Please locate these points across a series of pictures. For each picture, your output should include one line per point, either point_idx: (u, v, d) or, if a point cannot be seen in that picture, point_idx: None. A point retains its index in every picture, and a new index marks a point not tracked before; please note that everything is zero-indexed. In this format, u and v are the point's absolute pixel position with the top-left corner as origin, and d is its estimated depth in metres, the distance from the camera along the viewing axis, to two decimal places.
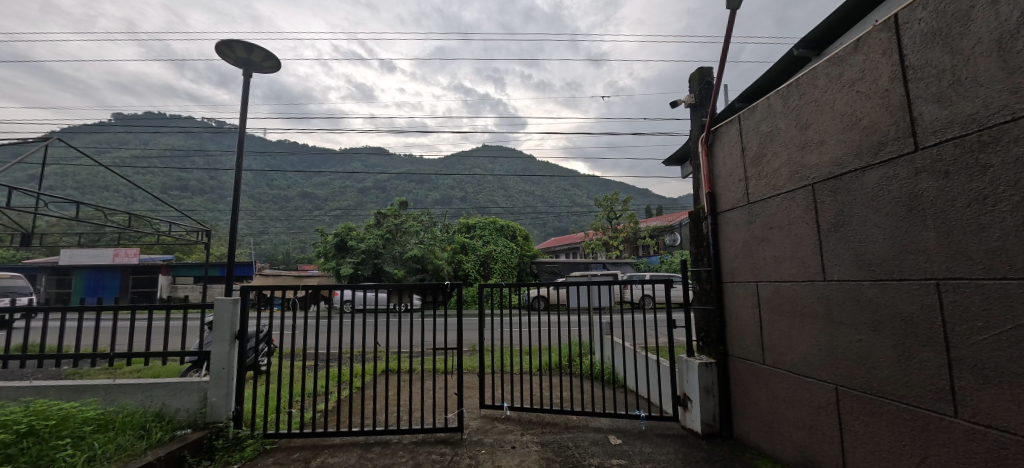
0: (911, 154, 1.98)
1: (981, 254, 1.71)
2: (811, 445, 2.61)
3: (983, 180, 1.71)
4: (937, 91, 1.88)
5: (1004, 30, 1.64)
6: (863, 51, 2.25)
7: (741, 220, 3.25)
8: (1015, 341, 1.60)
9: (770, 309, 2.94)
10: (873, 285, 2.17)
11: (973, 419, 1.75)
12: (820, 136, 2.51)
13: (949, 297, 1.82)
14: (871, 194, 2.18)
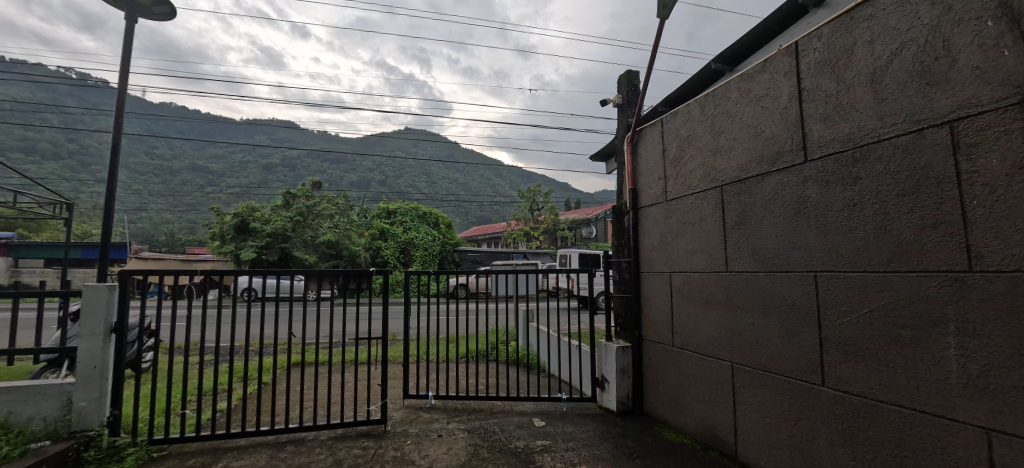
0: (801, 164, 2.31)
1: (848, 250, 2.06)
2: (709, 416, 2.96)
3: (853, 189, 2.05)
4: (824, 112, 2.20)
5: (876, 66, 1.98)
6: (769, 71, 2.55)
7: (659, 215, 3.53)
8: (869, 322, 1.97)
9: (680, 296, 3.26)
10: (766, 275, 2.51)
11: (834, 386, 2.13)
12: (730, 144, 2.80)
13: (823, 286, 2.18)
14: (769, 197, 2.50)
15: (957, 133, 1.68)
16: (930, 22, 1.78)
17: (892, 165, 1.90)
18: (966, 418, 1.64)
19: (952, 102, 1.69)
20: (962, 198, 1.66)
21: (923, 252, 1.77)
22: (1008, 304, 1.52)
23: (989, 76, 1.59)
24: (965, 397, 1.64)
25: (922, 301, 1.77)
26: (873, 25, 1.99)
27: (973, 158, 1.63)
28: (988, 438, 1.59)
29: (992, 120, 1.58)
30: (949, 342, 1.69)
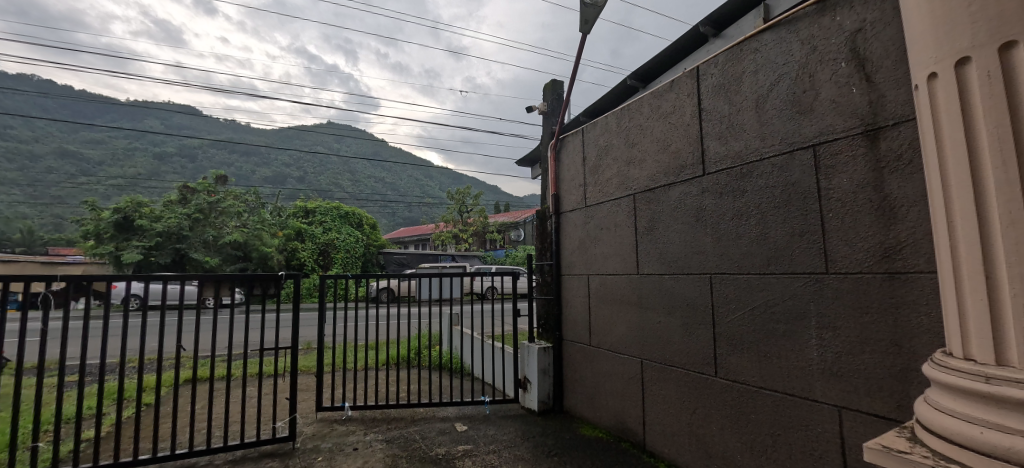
0: (700, 177, 2.56)
1: (736, 255, 2.32)
2: (622, 410, 3.15)
3: (741, 200, 2.31)
4: (719, 131, 2.46)
5: (760, 93, 2.25)
6: (676, 90, 2.79)
7: (579, 220, 3.69)
8: (752, 318, 2.23)
9: (597, 297, 3.43)
10: (671, 277, 2.73)
11: (724, 377, 2.38)
12: (642, 155, 3.02)
13: (717, 286, 2.42)
14: (673, 206, 2.73)
15: (819, 155, 1.96)
16: (801, 59, 2.07)
17: (770, 180, 2.17)
18: (824, 399, 1.91)
19: (816, 128, 1.98)
20: (822, 210, 1.94)
21: (793, 256, 2.05)
22: (854, 300, 1.81)
23: (842, 109, 1.88)
24: (823, 381, 1.92)
25: (792, 299, 2.04)
26: (759, 57, 2.27)
27: (830, 176, 1.92)
28: (839, 415, 1.86)
29: (844, 145, 1.87)
30: (811, 334, 1.97)
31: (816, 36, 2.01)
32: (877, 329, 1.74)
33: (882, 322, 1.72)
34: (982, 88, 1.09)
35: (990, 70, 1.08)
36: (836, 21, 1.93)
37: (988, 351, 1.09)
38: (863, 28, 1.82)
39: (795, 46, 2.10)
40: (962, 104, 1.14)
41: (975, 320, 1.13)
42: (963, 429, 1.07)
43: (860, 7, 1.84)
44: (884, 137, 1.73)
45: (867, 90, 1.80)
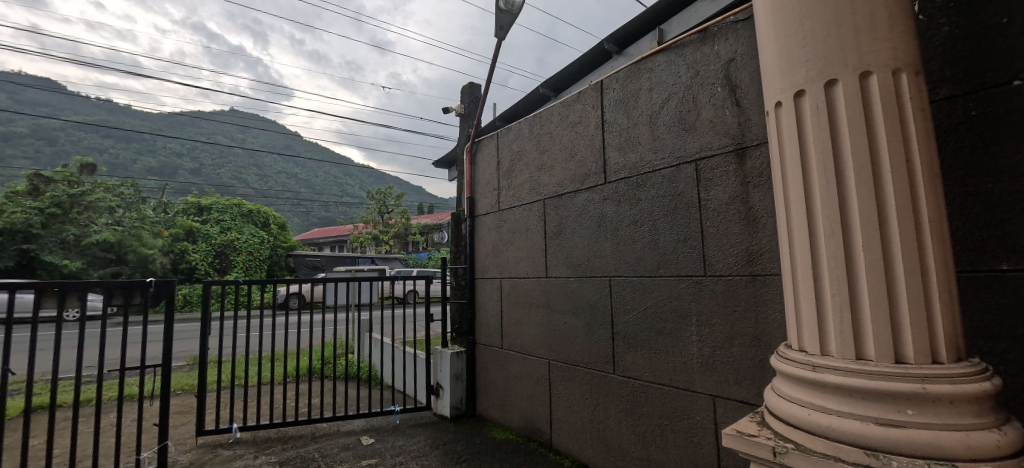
0: (602, 185, 2.70)
1: (631, 259, 2.49)
2: (531, 410, 3.21)
3: (636, 208, 2.48)
4: (619, 142, 2.62)
5: (654, 109, 2.44)
6: (583, 101, 2.91)
7: (493, 224, 3.71)
8: (644, 318, 2.39)
9: (508, 300, 3.47)
10: (575, 280, 2.84)
11: (621, 373, 2.53)
12: (552, 161, 3.11)
13: (615, 288, 2.57)
14: (579, 211, 2.85)
15: (699, 169, 2.17)
16: (687, 81, 2.27)
17: (661, 190, 2.35)
18: (702, 389, 2.11)
19: (697, 145, 2.19)
20: (702, 219, 2.15)
21: (678, 260, 2.24)
22: (725, 300, 2.02)
23: (718, 128, 2.10)
24: (702, 373, 2.11)
25: (678, 299, 2.23)
26: (653, 76, 2.46)
27: (708, 188, 2.13)
28: (714, 403, 2.06)
29: (719, 161, 2.09)
30: (692, 331, 2.16)
31: (699, 61, 2.22)
32: (742, 326, 1.96)
33: (746, 319, 1.94)
34: (813, 117, 1.27)
35: (819, 103, 1.25)
36: (715, 49, 2.15)
37: (814, 345, 1.27)
38: (734, 58, 2.05)
39: (682, 69, 2.30)
40: (799, 130, 1.31)
41: (806, 318, 1.30)
42: (797, 412, 1.24)
43: (732, 39, 2.07)
44: (749, 155, 1.96)
45: (737, 113, 2.03)
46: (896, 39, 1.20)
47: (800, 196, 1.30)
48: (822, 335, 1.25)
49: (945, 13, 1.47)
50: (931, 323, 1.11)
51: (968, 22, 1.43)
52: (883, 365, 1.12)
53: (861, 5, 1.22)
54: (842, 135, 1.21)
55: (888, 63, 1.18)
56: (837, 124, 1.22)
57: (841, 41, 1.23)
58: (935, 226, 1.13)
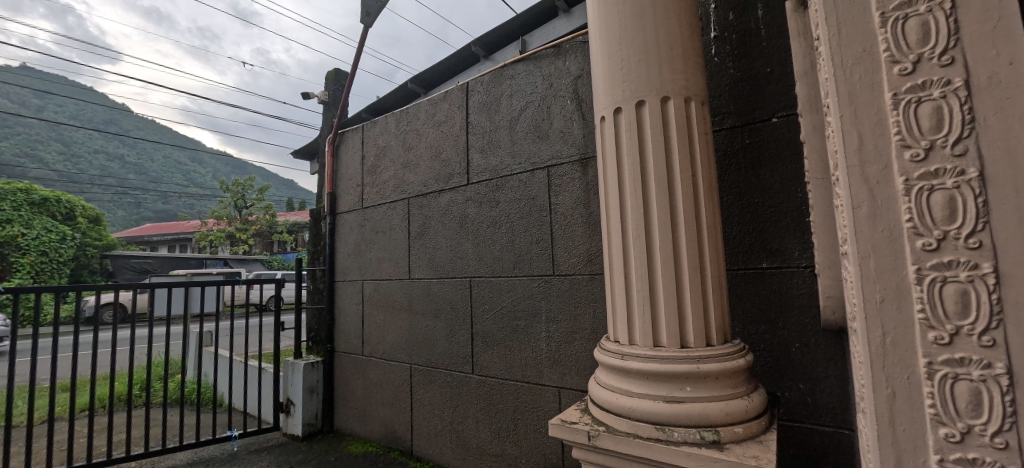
0: (464, 186, 2.71)
1: (490, 260, 2.54)
2: (391, 418, 3.06)
3: (495, 210, 2.54)
4: (481, 144, 2.66)
5: (513, 115, 2.52)
6: (449, 100, 2.88)
7: (355, 223, 3.46)
8: (500, 317, 2.47)
9: (370, 304, 3.27)
10: (438, 281, 2.80)
11: (479, 373, 2.56)
12: (417, 160, 3.02)
13: (475, 289, 2.60)
14: (442, 212, 2.82)
15: (551, 176, 2.31)
16: (542, 91, 2.40)
17: (517, 193, 2.44)
18: (549, 382, 2.24)
19: (550, 152, 2.33)
20: (551, 222, 2.28)
21: (530, 261, 2.35)
22: (569, 297, 2.18)
23: (567, 138, 2.26)
24: (549, 367, 2.25)
25: (530, 298, 2.34)
26: (513, 83, 2.54)
27: (557, 193, 2.27)
28: (558, 394, 2.20)
29: (566, 169, 2.25)
30: (542, 328, 2.28)
31: (552, 74, 2.36)
32: (582, 321, 2.13)
33: (585, 314, 2.12)
34: (627, 132, 1.42)
35: (631, 120, 1.41)
36: (565, 65, 2.31)
37: (624, 336, 1.41)
38: (581, 75, 2.24)
39: (538, 80, 2.42)
40: (616, 142, 1.45)
41: (619, 312, 1.44)
42: (608, 397, 1.38)
43: (580, 57, 2.25)
44: (590, 166, 2.16)
45: (582, 125, 2.20)
46: (689, 73, 1.41)
47: (616, 202, 1.44)
48: (630, 327, 1.40)
49: (729, 57, 1.80)
50: (706, 312, 1.34)
51: (744, 68, 1.76)
52: (671, 350, 1.30)
53: (664, 40, 1.41)
54: (647, 150, 1.38)
55: (682, 92, 1.39)
56: (643, 140, 1.39)
57: (648, 69, 1.41)
58: (710, 231, 1.37)
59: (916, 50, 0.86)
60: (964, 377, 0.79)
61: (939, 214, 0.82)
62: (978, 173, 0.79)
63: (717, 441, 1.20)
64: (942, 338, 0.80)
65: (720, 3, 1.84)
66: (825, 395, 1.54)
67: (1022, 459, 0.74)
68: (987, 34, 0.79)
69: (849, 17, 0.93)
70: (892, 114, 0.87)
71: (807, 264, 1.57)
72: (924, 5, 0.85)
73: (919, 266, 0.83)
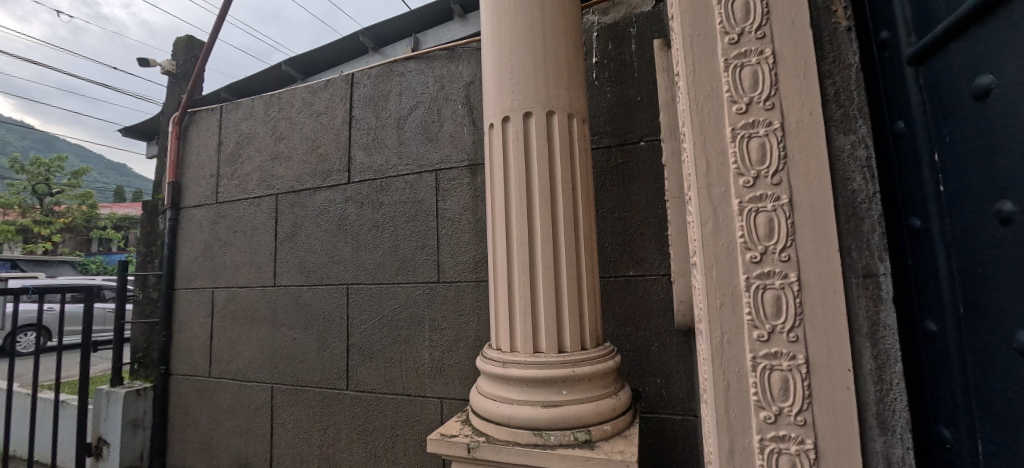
0: (345, 185, 2.49)
1: (371, 266, 2.36)
2: (245, 449, 2.63)
3: (378, 212, 2.38)
4: (366, 141, 2.47)
5: (401, 113, 2.40)
6: (329, 90, 2.62)
7: (205, 219, 2.93)
8: (380, 327, 2.31)
9: (222, 316, 2.79)
10: (309, 289, 2.51)
11: (355, 389, 2.35)
12: (290, 153, 2.69)
13: (353, 297, 2.40)
14: (317, 212, 2.54)
15: (439, 179, 2.25)
16: (433, 93, 2.33)
17: (403, 196, 2.32)
18: (431, 393, 2.16)
19: (438, 155, 2.27)
20: (438, 227, 2.22)
21: (415, 267, 2.25)
22: (454, 305, 2.14)
23: (457, 143, 2.23)
24: (431, 378, 2.16)
25: (413, 306, 2.24)
26: (403, 81, 2.42)
27: (445, 198, 2.22)
28: (441, 405, 2.13)
29: (455, 174, 2.21)
30: (425, 337, 2.19)
31: (444, 76, 2.31)
32: (467, 328, 2.10)
33: (470, 321, 2.10)
34: (514, 142, 1.44)
35: (519, 130, 1.44)
36: (458, 69, 2.28)
37: (506, 343, 1.42)
38: (473, 81, 2.23)
39: (430, 81, 2.34)
40: (503, 150, 1.46)
41: (501, 319, 1.44)
42: (489, 405, 1.38)
43: (473, 64, 2.25)
44: (479, 173, 2.16)
45: (473, 131, 2.20)
46: (572, 90, 1.49)
47: (501, 209, 1.45)
48: (512, 334, 1.41)
49: (607, 82, 1.96)
50: (581, 317, 1.41)
51: (619, 94, 1.94)
52: (550, 356, 1.35)
53: (550, 57, 1.47)
54: (532, 160, 1.42)
55: (565, 108, 1.45)
56: (529, 151, 1.43)
57: (535, 83, 1.45)
58: (587, 241, 1.45)
59: (748, 93, 1.01)
60: (776, 368, 0.94)
61: (761, 232, 0.98)
62: (788, 199, 0.96)
63: (589, 440, 1.27)
64: (763, 335, 0.96)
65: (601, 32, 2.00)
66: (676, 388, 1.75)
67: (814, 431, 0.91)
68: (796, 87, 0.97)
69: (700, 59, 1.06)
70: (731, 145, 1.02)
71: (664, 272, 1.79)
72: (754, 57, 1.01)
73: (748, 276, 0.98)
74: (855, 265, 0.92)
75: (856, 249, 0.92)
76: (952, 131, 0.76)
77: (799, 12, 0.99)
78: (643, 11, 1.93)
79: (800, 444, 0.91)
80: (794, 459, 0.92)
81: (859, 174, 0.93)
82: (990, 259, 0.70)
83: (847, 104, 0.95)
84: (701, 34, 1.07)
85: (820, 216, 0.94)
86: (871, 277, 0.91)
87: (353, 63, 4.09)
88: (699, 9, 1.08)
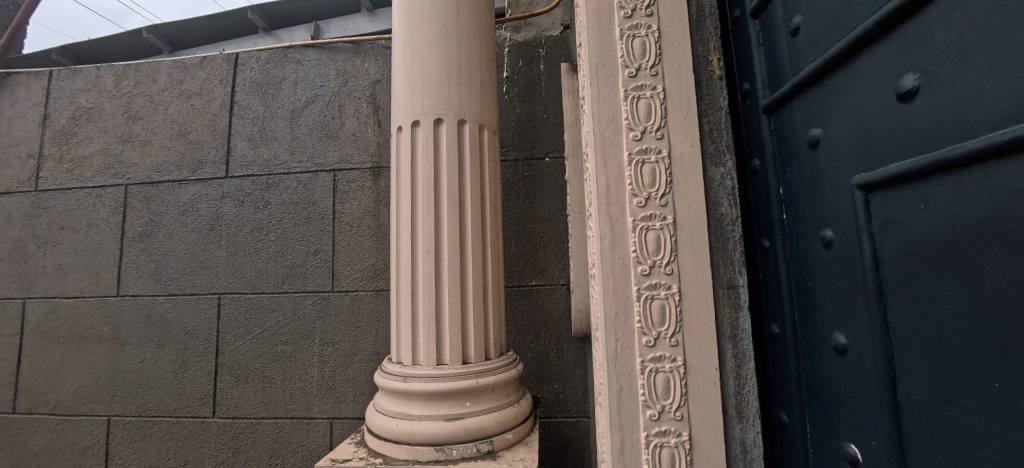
0: (221, 179, 2.17)
1: (251, 272, 2.09)
2: None
3: (262, 213, 2.11)
4: (250, 131, 2.19)
5: (296, 105, 2.18)
6: (205, 69, 2.27)
7: (16, 211, 2.31)
8: (259, 342, 2.04)
9: (36, 334, 2.21)
10: (167, 300, 2.12)
11: (224, 415, 2.04)
12: (147, 137, 2.26)
13: (225, 309, 2.08)
14: (182, 209, 2.17)
15: (337, 180, 2.08)
16: (334, 87, 2.16)
17: (294, 196, 2.10)
18: (320, 414, 1.97)
19: (337, 155, 2.10)
20: (334, 232, 2.05)
21: (305, 275, 2.04)
22: (349, 316, 1.99)
23: (359, 143, 2.10)
24: (319, 396, 1.98)
25: (301, 318, 2.02)
26: (299, 69, 2.20)
27: (343, 201, 2.07)
28: (330, 426, 1.96)
29: (356, 176, 2.08)
30: (314, 352, 2.00)
31: (348, 71, 2.16)
32: (363, 341, 1.97)
33: (367, 333, 1.97)
34: (423, 147, 1.40)
35: (429, 136, 1.40)
36: (363, 65, 2.15)
37: (407, 356, 1.35)
38: (380, 80, 2.13)
39: (331, 73, 2.17)
40: (412, 156, 1.41)
41: (403, 331, 1.37)
42: (387, 424, 1.30)
43: (381, 62, 2.14)
44: (383, 176, 2.06)
45: (378, 132, 2.09)
46: (484, 101, 1.50)
47: (407, 217, 1.39)
48: (414, 346, 1.35)
49: (516, 97, 2.02)
50: (486, 327, 1.41)
51: (527, 110, 2.01)
52: (453, 367, 1.32)
53: (464, 65, 1.46)
54: (442, 168, 1.40)
55: (477, 118, 1.46)
56: (439, 158, 1.40)
57: (448, 90, 1.43)
58: (493, 251, 1.47)
59: (643, 122, 1.12)
60: (660, 369, 1.05)
61: (650, 247, 1.08)
62: (673, 219, 1.08)
63: (491, 450, 1.27)
64: (650, 341, 1.06)
65: (512, 48, 2.06)
66: (571, 392, 1.85)
67: (689, 425, 1.03)
68: (680, 121, 1.11)
69: (604, 86, 1.15)
70: (627, 168, 1.12)
71: (564, 282, 1.89)
72: (648, 91, 1.13)
73: (639, 287, 1.07)
74: (721, 278, 1.07)
75: (723, 264, 1.07)
76: (794, 170, 0.93)
77: (684, 57, 1.13)
78: (551, 35, 2.05)
79: (678, 437, 1.03)
80: (673, 450, 1.03)
81: (726, 200, 1.09)
82: (817, 275, 0.86)
83: (718, 140, 1.11)
84: (605, 64, 1.16)
85: (697, 236, 1.07)
86: (733, 288, 1.06)
87: (234, 40, 3.66)
88: (604, 41, 1.17)
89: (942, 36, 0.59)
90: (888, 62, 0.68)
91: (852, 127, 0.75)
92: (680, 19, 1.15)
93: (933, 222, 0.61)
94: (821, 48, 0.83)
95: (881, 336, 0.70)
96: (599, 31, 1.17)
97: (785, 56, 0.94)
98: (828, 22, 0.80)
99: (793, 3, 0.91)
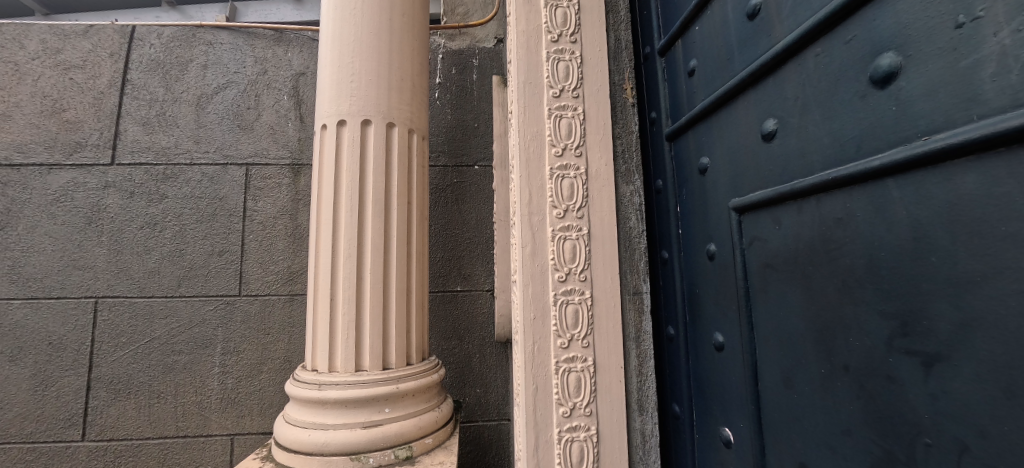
0: (105, 166, 1.91)
1: (139, 273, 1.85)
2: None
3: (157, 208, 1.89)
4: (145, 115, 1.96)
5: (204, 91, 1.99)
6: (91, 39, 1.99)
7: None
8: (146, 352, 1.82)
9: None
10: (25, 305, 1.81)
11: (97, 437, 1.78)
12: (8, 111, 1.91)
13: (104, 315, 1.83)
14: (50, 199, 1.87)
15: (249, 176, 1.94)
16: (251, 75, 2.01)
17: (197, 190, 1.91)
18: (218, 430, 1.80)
19: (252, 148, 1.96)
20: (244, 231, 1.90)
21: (207, 277, 1.86)
22: (258, 322, 1.85)
23: (277, 138, 1.97)
24: (218, 411, 1.81)
25: (200, 325, 1.84)
26: (210, 52, 2.02)
27: (256, 198, 1.92)
28: (231, 443, 1.80)
29: (272, 172, 1.95)
30: (214, 363, 1.82)
31: (267, 60, 2.02)
32: (274, 349, 1.84)
33: (279, 341, 1.85)
34: (349, 149, 1.37)
35: (355, 136, 1.37)
36: (286, 55, 2.04)
37: (324, 363, 1.30)
38: (305, 73, 2.03)
39: (248, 60, 2.02)
40: (336, 156, 1.37)
41: (320, 337, 1.32)
42: (299, 435, 1.24)
43: (306, 54, 2.05)
44: (304, 175, 1.96)
45: (299, 127, 1.99)
46: (414, 106, 1.50)
47: (328, 218, 1.35)
48: (331, 352, 1.30)
49: (448, 104, 2.05)
50: (409, 331, 1.41)
51: (459, 117, 2.04)
52: (373, 373, 1.30)
53: (395, 68, 1.46)
54: (368, 170, 1.38)
55: (406, 122, 1.46)
56: (366, 160, 1.38)
57: (378, 91, 1.42)
58: (419, 255, 1.47)
59: (564, 139, 1.21)
60: (573, 369, 1.13)
61: (567, 255, 1.17)
62: (587, 230, 1.18)
63: (410, 456, 1.27)
64: (564, 343, 1.13)
65: (446, 55, 2.09)
66: (493, 396, 1.89)
67: (596, 419, 1.12)
68: (596, 141, 1.22)
69: (530, 103, 1.23)
70: (549, 181, 1.19)
71: (488, 287, 1.94)
72: (570, 111, 1.22)
73: (556, 292, 1.15)
74: (628, 285, 1.18)
75: (630, 272, 1.19)
76: (688, 191, 1.06)
77: (602, 84, 1.25)
78: (485, 46, 2.11)
79: (587, 431, 1.11)
80: (582, 444, 1.11)
81: (634, 215, 1.21)
82: (703, 283, 1.00)
83: (629, 161, 1.24)
84: (532, 83, 1.24)
85: (608, 246, 1.18)
86: (638, 294, 1.18)
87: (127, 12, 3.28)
88: (531, 61, 1.25)
89: (792, 92, 0.74)
90: (756, 107, 0.82)
91: (731, 158, 0.89)
92: (599, 48, 1.27)
93: (784, 240, 0.75)
94: (711, 88, 0.97)
95: (747, 335, 0.83)
96: (527, 51, 1.25)
97: (683, 91, 1.08)
98: (716, 67, 0.94)
99: (690, 47, 1.05)
